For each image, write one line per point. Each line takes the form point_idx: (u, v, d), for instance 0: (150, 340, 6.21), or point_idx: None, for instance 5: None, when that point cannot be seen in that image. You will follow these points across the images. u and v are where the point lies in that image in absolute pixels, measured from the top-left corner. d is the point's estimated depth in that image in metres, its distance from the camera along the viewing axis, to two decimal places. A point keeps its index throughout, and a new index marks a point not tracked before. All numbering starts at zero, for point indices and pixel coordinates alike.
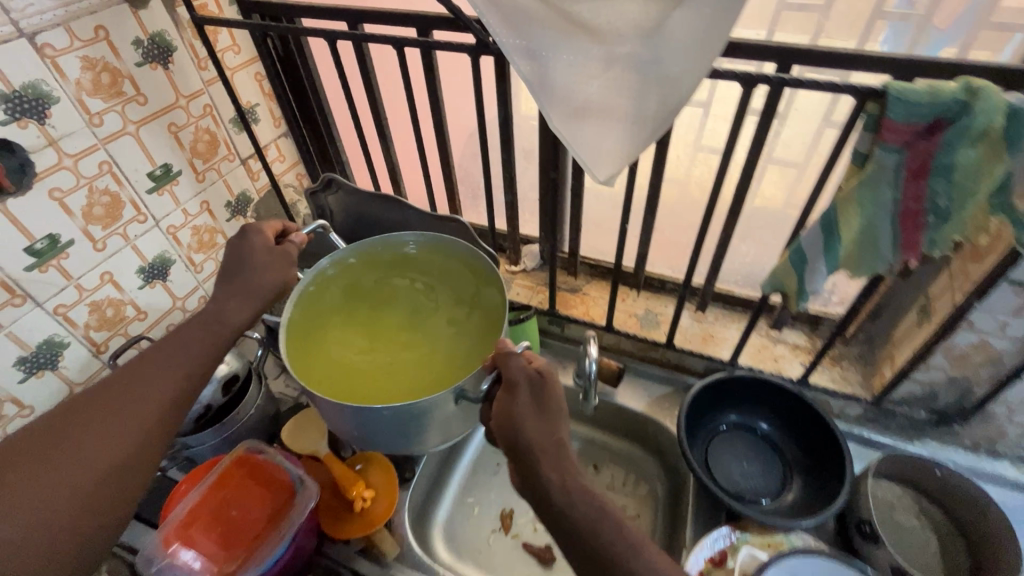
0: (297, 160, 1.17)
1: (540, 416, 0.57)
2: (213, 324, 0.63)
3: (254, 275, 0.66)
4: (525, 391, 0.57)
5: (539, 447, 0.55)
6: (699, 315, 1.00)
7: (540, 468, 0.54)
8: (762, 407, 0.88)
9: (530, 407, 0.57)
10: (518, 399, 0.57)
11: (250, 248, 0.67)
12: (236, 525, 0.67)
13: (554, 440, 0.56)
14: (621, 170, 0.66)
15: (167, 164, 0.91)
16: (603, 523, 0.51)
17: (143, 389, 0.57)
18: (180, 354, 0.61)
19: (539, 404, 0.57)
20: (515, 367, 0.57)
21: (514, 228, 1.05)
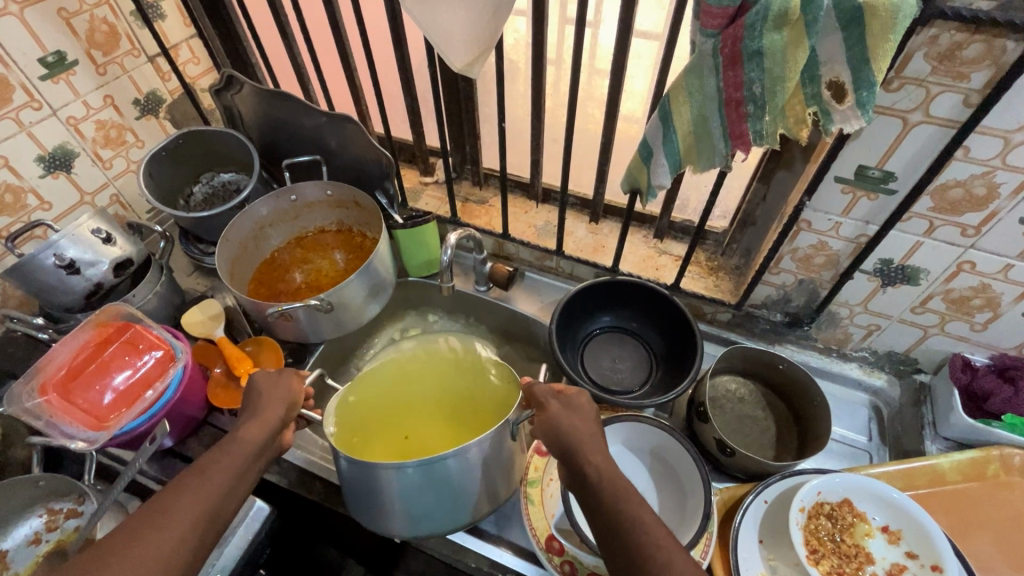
0: (211, 65, 1.16)
1: (575, 415, 0.62)
2: (235, 447, 0.60)
3: (269, 402, 0.66)
4: (556, 403, 0.64)
5: (577, 440, 0.59)
6: (594, 227, 1.04)
7: (579, 459, 0.58)
8: (638, 310, 0.94)
9: (563, 409, 0.63)
10: (550, 408, 0.63)
11: (283, 388, 0.68)
12: (112, 386, 0.72)
13: (591, 435, 0.60)
14: (476, 58, 0.68)
15: (60, 51, 0.91)
16: (625, 503, 0.53)
17: (166, 526, 0.50)
18: (211, 477, 0.56)
19: (571, 407, 0.63)
20: (542, 388, 0.65)
21: (420, 136, 1.06)
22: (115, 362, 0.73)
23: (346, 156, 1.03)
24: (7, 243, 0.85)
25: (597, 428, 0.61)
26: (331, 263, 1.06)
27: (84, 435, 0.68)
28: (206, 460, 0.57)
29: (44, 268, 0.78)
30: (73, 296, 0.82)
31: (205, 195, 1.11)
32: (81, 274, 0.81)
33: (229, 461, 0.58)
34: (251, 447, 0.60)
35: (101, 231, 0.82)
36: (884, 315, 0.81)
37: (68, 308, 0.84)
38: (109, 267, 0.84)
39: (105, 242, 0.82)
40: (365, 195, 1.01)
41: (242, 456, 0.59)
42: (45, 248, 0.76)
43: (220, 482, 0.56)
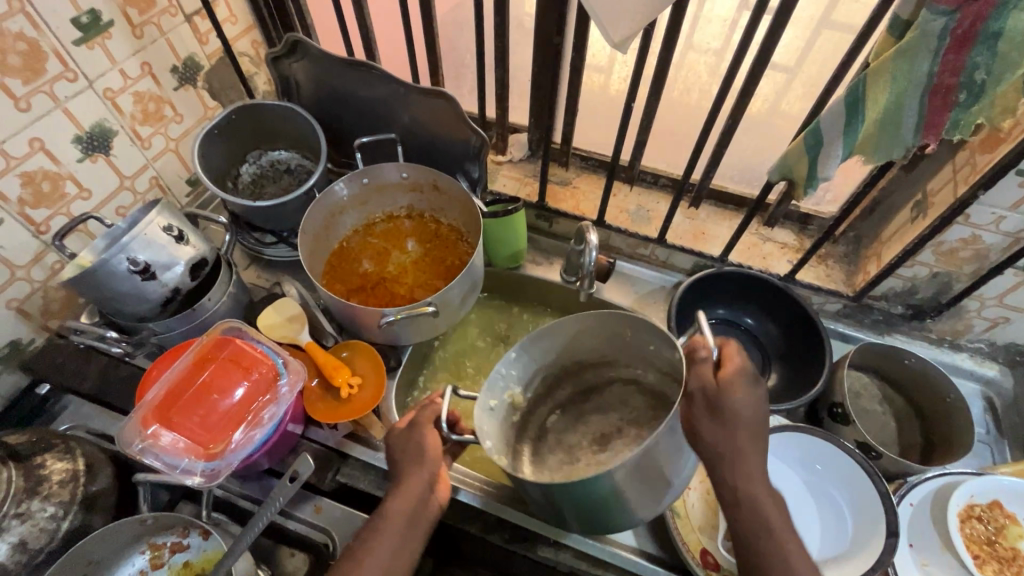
0: (252, 24, 1.01)
1: (718, 422, 0.52)
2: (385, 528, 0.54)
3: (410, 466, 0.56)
4: (699, 400, 0.54)
5: (718, 452, 0.53)
6: (692, 212, 0.97)
7: (719, 474, 0.54)
8: (751, 302, 0.89)
9: (710, 407, 0.53)
10: (691, 407, 0.54)
11: (419, 455, 0.56)
12: (220, 409, 0.64)
13: (743, 449, 0.53)
14: (638, 33, 0.59)
15: (95, 10, 0.76)
16: (744, 520, 0.53)
17: None
18: (371, 566, 0.52)
19: (715, 410, 0.53)
20: (697, 381, 0.54)
21: (503, 112, 0.96)
22: (218, 379, 0.65)
23: (423, 134, 0.93)
24: (55, 241, 0.73)
25: (743, 438, 0.53)
26: (405, 253, 0.97)
27: (199, 469, 0.60)
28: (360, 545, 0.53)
29: (116, 274, 0.67)
30: (146, 303, 0.72)
31: (254, 176, 0.99)
32: (156, 280, 0.70)
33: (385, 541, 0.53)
34: (399, 522, 0.54)
35: (173, 228, 0.71)
36: (1016, 308, 0.79)
37: (140, 317, 0.74)
38: (184, 269, 0.73)
39: (179, 241, 0.72)
40: (449, 178, 0.91)
41: (402, 524, 0.54)
42: (117, 253, 0.66)
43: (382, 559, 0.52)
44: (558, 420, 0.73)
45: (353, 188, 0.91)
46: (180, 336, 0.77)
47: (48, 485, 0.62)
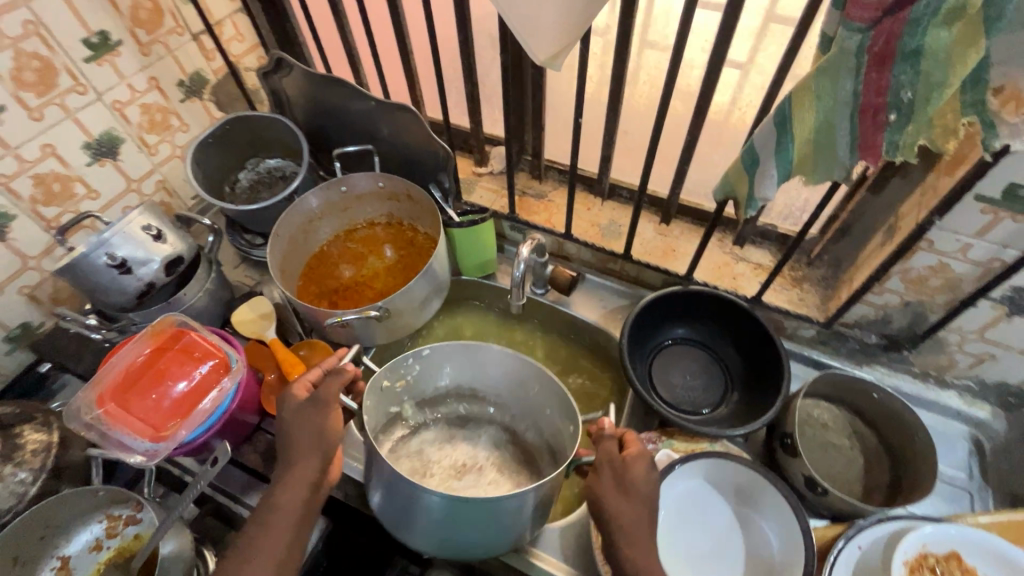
0: (256, 42, 1.09)
1: (622, 494, 0.57)
2: (276, 519, 0.57)
3: (304, 446, 0.60)
4: (607, 473, 0.59)
5: (616, 525, 0.56)
6: (664, 228, 0.96)
7: (617, 553, 0.55)
8: (715, 323, 0.87)
9: (613, 480, 0.58)
10: (601, 482, 0.59)
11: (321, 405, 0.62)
12: (168, 395, 0.69)
13: (640, 524, 0.56)
14: (565, 51, 0.60)
15: (104, 31, 0.85)
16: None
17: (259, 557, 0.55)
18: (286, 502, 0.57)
19: (621, 484, 0.58)
20: (603, 454, 0.61)
21: (478, 125, 0.98)
22: (173, 368, 0.71)
23: (399, 146, 0.96)
24: (58, 236, 0.82)
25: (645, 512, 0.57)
26: (381, 259, 1.01)
27: (142, 447, 0.66)
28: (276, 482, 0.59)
29: (95, 267, 0.74)
30: (124, 294, 0.79)
31: (251, 181, 1.06)
32: (133, 274, 0.77)
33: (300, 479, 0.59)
34: (312, 455, 0.60)
35: (152, 227, 0.78)
36: (1002, 344, 0.72)
37: (120, 306, 0.81)
38: (160, 265, 0.80)
39: (156, 239, 0.79)
40: (421, 189, 0.95)
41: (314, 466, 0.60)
42: (96, 248, 0.73)
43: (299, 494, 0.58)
44: (427, 433, 0.80)
45: (331, 194, 0.96)
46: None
47: (22, 452, 0.70)
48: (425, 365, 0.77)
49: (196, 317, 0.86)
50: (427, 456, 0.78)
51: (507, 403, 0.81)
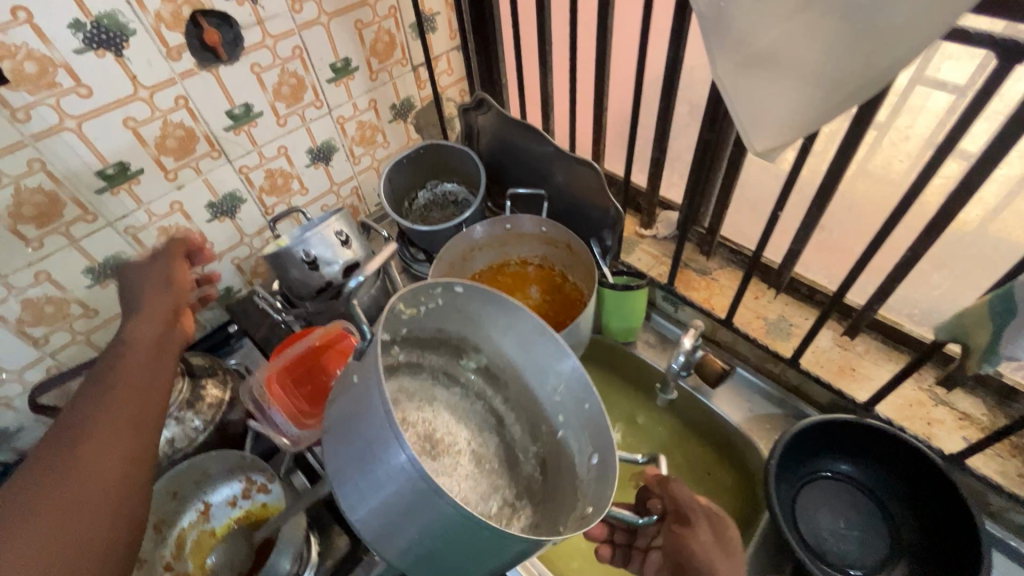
0: (462, 76, 1.19)
1: (720, 550, 0.60)
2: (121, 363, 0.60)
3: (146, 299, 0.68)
4: (703, 526, 0.62)
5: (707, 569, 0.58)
6: (846, 341, 0.84)
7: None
8: (891, 470, 0.72)
9: (708, 535, 0.61)
10: (697, 533, 0.61)
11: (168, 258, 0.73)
12: (320, 388, 0.76)
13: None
14: (787, 145, 0.55)
15: (347, 58, 0.99)
16: None
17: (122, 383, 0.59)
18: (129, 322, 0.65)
19: (719, 539, 0.61)
20: (685, 499, 0.63)
21: (654, 189, 0.95)
22: (329, 367, 0.78)
23: (571, 196, 0.97)
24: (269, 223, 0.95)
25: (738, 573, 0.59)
26: (526, 298, 1.02)
27: (286, 429, 0.72)
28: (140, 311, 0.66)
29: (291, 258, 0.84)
30: (305, 285, 0.89)
31: (426, 202, 1.14)
32: (318, 269, 0.87)
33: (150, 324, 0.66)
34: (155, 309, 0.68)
35: (342, 232, 0.88)
36: None
37: (299, 295, 0.91)
38: (340, 267, 0.89)
39: (343, 244, 0.88)
40: (582, 243, 0.94)
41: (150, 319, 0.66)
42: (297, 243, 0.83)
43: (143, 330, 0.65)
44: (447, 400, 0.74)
45: (496, 232, 1.00)
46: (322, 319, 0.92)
47: (201, 403, 0.81)
48: (447, 302, 0.65)
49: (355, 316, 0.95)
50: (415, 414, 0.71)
51: (510, 384, 0.72)
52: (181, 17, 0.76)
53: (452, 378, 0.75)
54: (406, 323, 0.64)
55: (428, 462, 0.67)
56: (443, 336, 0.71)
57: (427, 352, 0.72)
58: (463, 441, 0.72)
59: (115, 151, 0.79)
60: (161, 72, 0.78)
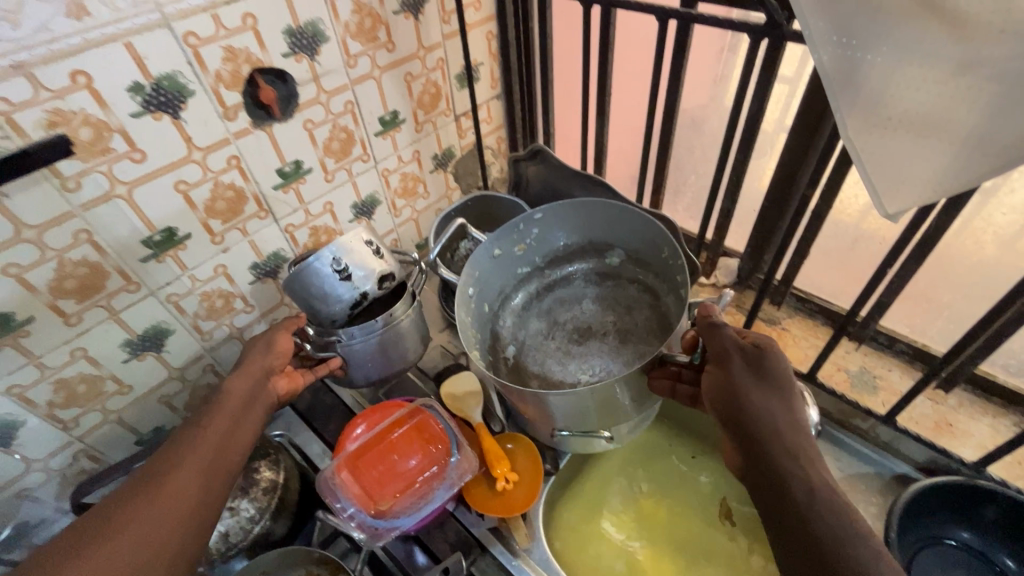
0: (501, 124, 1.16)
1: (762, 388, 0.58)
2: (202, 433, 0.63)
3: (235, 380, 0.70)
4: (740, 363, 0.60)
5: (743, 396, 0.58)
6: (938, 395, 0.81)
7: (748, 415, 0.57)
8: (1013, 537, 0.68)
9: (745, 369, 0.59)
10: (733, 371, 0.59)
11: (267, 347, 0.74)
12: (395, 470, 0.71)
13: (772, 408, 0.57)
14: (916, 207, 0.53)
15: (396, 111, 0.95)
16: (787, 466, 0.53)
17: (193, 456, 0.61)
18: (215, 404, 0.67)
19: (758, 375, 0.58)
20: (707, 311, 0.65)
21: (720, 239, 0.92)
22: (401, 449, 0.73)
23: None
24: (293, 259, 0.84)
25: (792, 412, 0.56)
26: None
27: (362, 520, 0.67)
28: (234, 390, 0.69)
29: (320, 271, 0.75)
30: (337, 305, 0.78)
31: (469, 252, 1.09)
32: (350, 282, 0.77)
33: (228, 405, 0.67)
34: (246, 389, 0.70)
35: (372, 242, 0.78)
36: None
37: (330, 320, 0.80)
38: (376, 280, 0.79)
39: (375, 253, 0.78)
40: None
41: (243, 397, 0.69)
42: (326, 250, 0.74)
43: (229, 414, 0.66)
44: (578, 314, 0.83)
45: None
46: (359, 347, 0.80)
47: (255, 489, 0.75)
48: (542, 229, 0.81)
49: (395, 343, 0.83)
50: (562, 306, 0.84)
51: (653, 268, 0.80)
52: (240, 76, 0.72)
53: (608, 273, 0.85)
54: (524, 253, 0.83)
55: (577, 348, 0.79)
56: (570, 245, 0.84)
57: (575, 259, 0.86)
58: (608, 331, 0.80)
59: (164, 216, 0.73)
60: (217, 132, 0.73)
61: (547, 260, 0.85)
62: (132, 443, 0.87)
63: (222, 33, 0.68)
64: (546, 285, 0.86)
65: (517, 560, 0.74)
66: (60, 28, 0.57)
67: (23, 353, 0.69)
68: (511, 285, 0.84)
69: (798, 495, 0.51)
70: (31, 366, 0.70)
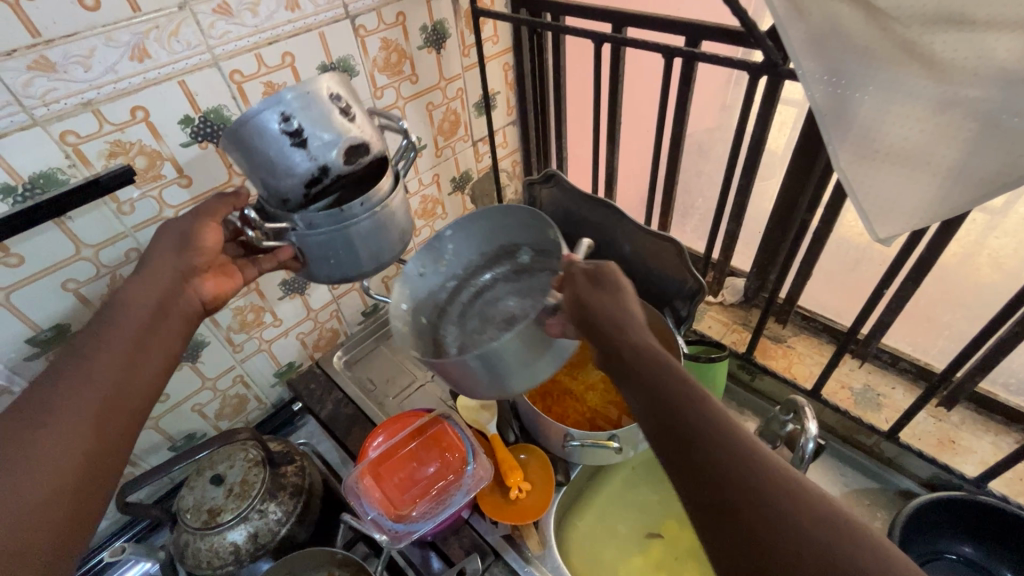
0: (516, 148, 1.21)
1: (617, 305, 0.54)
2: (105, 332, 0.56)
3: (151, 274, 0.61)
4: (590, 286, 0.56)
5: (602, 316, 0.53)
6: (940, 413, 0.83)
7: (611, 336, 0.52)
8: (1014, 552, 0.69)
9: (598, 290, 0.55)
10: (584, 292, 0.55)
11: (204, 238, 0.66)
12: (414, 477, 0.76)
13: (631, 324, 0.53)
14: (905, 232, 0.57)
15: (418, 137, 1.01)
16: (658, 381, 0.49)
17: (94, 350, 0.54)
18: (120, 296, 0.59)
19: (609, 295, 0.55)
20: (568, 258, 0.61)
21: (727, 260, 0.96)
22: (420, 457, 0.77)
23: (640, 265, 0.97)
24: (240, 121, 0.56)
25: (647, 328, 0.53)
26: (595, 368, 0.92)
27: (383, 523, 0.71)
28: (131, 286, 0.60)
29: (267, 126, 0.56)
30: (292, 178, 0.60)
31: None
32: (305, 148, 0.58)
33: (137, 292, 0.60)
34: (154, 281, 0.61)
35: (339, 98, 0.60)
36: None
37: (283, 200, 0.62)
38: (340, 147, 0.60)
39: (342, 114, 0.60)
40: (656, 314, 0.92)
41: (157, 291, 0.61)
42: (277, 102, 0.55)
43: (138, 307, 0.59)
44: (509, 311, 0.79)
45: None
46: (325, 237, 0.64)
47: (282, 493, 0.78)
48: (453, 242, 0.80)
49: (368, 236, 0.67)
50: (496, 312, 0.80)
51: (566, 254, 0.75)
52: None
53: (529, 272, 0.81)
54: (443, 269, 0.81)
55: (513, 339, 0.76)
56: (484, 249, 0.82)
57: (494, 265, 0.83)
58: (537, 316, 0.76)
59: None
60: None
61: (469, 270, 0.83)
62: (166, 449, 0.92)
63: (263, 70, 0.75)
64: (474, 294, 0.82)
65: (530, 566, 0.76)
66: (124, 69, 0.63)
67: None
68: (438, 301, 0.81)
69: (673, 404, 0.47)
70: None
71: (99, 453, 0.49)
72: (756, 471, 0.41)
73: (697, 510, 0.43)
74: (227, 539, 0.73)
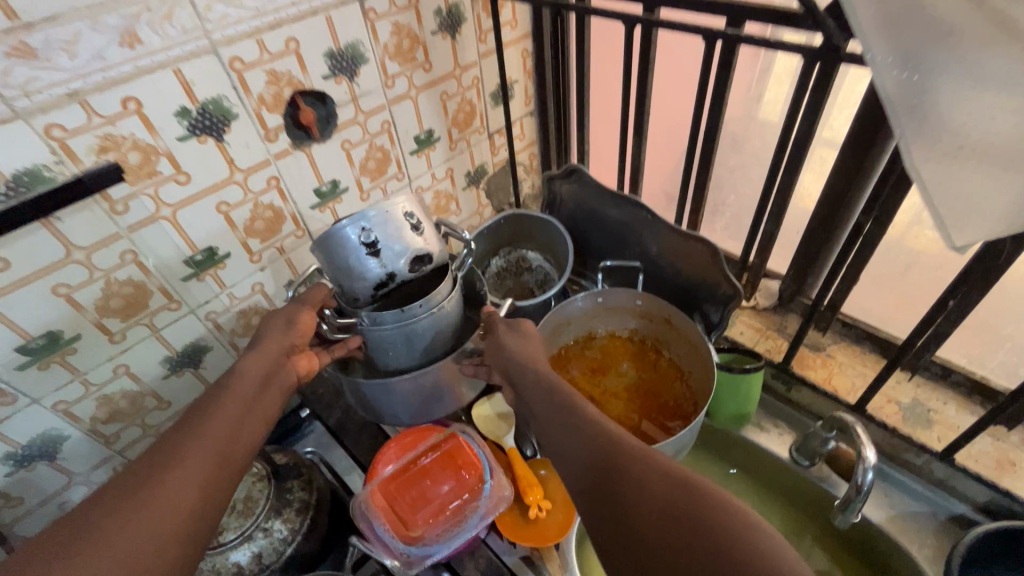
0: (534, 141, 1.15)
1: (527, 347, 0.69)
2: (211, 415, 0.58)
3: (253, 360, 0.65)
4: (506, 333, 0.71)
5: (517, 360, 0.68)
6: (998, 431, 0.76)
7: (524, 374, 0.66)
8: None
9: (512, 336, 0.71)
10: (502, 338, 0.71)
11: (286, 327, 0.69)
12: (427, 496, 0.71)
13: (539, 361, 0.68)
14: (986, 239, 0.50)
15: (431, 130, 0.95)
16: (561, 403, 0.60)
17: (207, 430, 0.56)
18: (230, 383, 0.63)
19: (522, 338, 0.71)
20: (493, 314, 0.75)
21: (763, 261, 0.89)
22: (433, 474, 0.72)
23: (668, 266, 0.91)
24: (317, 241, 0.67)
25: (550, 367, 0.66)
26: (619, 375, 0.95)
27: (395, 548, 0.66)
28: (243, 373, 0.63)
29: (346, 237, 0.66)
30: (361, 281, 0.69)
31: (500, 269, 1.08)
32: (378, 259, 0.68)
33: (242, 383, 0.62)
34: (257, 369, 0.65)
35: (413, 216, 0.70)
36: None
37: (355, 300, 0.72)
38: (408, 257, 0.70)
39: (416, 229, 0.70)
40: (686, 319, 0.86)
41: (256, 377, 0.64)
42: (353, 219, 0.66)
43: (245, 395, 0.62)
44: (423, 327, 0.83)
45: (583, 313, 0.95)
46: (389, 332, 0.73)
47: (288, 509, 0.74)
48: None
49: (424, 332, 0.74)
50: None
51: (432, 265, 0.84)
52: (282, 99, 0.73)
53: None
54: None
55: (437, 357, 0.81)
56: None
57: None
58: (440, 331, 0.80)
59: (205, 236, 0.74)
60: (257, 155, 0.74)
61: None
62: None
63: (266, 57, 0.69)
64: None
65: None
66: (113, 56, 0.58)
67: (70, 369, 0.70)
68: None
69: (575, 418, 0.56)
70: (76, 382, 0.71)
71: (183, 527, 0.49)
72: (640, 468, 0.49)
73: (587, 512, 0.50)
74: (230, 560, 0.68)
